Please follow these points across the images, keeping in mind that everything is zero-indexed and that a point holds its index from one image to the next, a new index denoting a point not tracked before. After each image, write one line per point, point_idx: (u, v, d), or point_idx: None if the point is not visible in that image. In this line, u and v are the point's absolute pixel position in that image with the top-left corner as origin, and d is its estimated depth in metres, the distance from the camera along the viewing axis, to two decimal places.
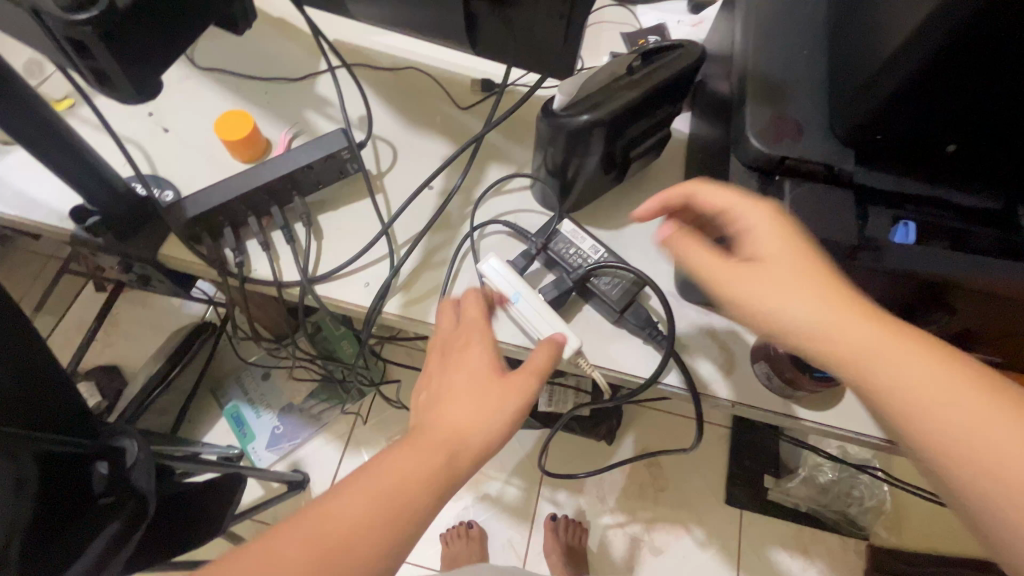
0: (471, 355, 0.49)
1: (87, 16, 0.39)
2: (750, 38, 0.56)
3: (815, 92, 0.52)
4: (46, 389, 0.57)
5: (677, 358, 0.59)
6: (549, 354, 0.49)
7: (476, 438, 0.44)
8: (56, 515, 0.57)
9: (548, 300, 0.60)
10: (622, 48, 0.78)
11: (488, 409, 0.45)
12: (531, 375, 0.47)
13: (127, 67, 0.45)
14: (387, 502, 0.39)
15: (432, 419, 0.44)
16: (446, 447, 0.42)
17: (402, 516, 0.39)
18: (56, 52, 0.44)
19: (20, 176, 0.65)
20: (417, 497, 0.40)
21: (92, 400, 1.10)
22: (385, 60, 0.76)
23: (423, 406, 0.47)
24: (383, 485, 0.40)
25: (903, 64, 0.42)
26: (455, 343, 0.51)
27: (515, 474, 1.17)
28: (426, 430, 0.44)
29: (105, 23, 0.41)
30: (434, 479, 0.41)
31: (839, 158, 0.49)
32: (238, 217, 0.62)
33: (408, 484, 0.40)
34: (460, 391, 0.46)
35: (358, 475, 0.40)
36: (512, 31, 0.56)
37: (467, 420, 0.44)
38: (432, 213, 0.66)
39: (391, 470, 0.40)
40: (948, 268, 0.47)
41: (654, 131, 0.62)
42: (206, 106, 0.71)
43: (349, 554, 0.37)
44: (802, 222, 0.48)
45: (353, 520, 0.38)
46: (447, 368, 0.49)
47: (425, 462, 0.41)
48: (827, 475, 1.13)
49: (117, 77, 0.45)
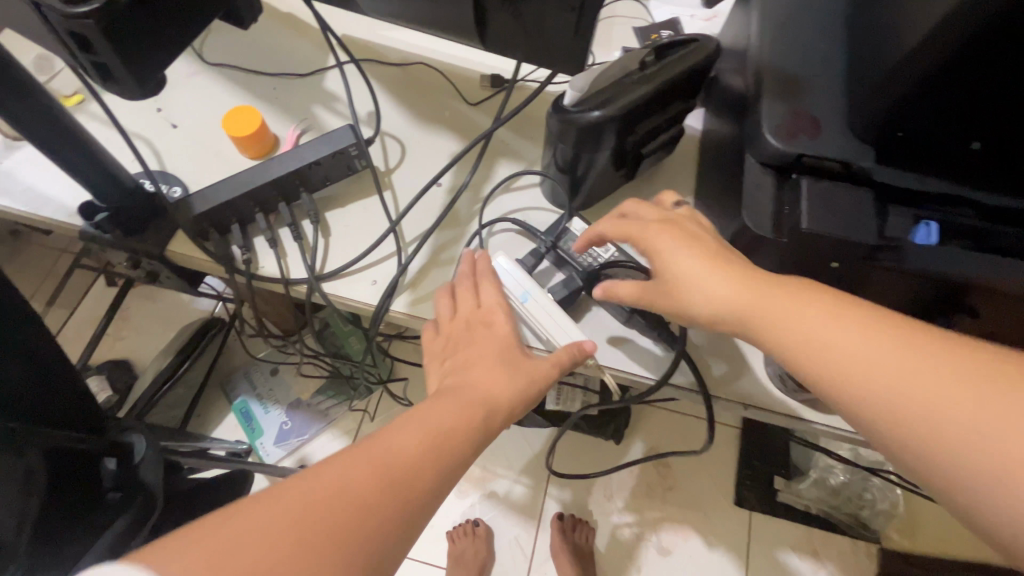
0: (496, 330, 0.54)
1: (88, 9, 0.36)
2: (766, 31, 0.54)
3: (834, 87, 0.51)
4: (56, 384, 0.57)
5: (688, 359, 0.58)
6: (571, 350, 0.53)
7: (505, 402, 0.48)
8: (71, 511, 0.57)
9: (558, 299, 0.59)
10: (633, 43, 0.77)
11: (515, 378, 0.50)
12: (553, 359, 0.52)
13: (131, 65, 0.41)
14: (439, 442, 0.42)
15: (468, 382, 0.48)
16: (482, 405, 0.47)
17: (451, 456, 0.42)
18: (59, 47, 0.41)
19: (31, 172, 0.65)
20: (462, 442, 0.43)
21: (103, 394, 1.11)
22: (394, 55, 0.75)
23: (449, 374, 0.50)
24: (434, 427, 0.43)
25: (925, 58, 0.41)
26: (479, 318, 0.55)
27: (522, 472, 1.16)
28: (464, 390, 0.47)
29: (107, 18, 0.37)
30: (474, 429, 0.45)
31: (858, 154, 0.47)
32: (246, 214, 0.62)
33: (454, 429, 0.44)
34: (490, 361, 0.50)
35: (406, 421, 0.43)
36: (522, 24, 0.55)
37: (499, 385, 0.49)
38: (441, 210, 0.66)
39: (436, 417, 0.44)
40: (970, 269, 0.46)
41: (666, 128, 0.61)
42: (214, 101, 0.71)
43: (412, 481, 0.39)
44: (822, 220, 0.47)
45: (413, 452, 0.40)
46: (474, 341, 0.53)
47: (467, 414, 0.45)
48: (838, 477, 1.13)
49: (120, 74, 0.41)
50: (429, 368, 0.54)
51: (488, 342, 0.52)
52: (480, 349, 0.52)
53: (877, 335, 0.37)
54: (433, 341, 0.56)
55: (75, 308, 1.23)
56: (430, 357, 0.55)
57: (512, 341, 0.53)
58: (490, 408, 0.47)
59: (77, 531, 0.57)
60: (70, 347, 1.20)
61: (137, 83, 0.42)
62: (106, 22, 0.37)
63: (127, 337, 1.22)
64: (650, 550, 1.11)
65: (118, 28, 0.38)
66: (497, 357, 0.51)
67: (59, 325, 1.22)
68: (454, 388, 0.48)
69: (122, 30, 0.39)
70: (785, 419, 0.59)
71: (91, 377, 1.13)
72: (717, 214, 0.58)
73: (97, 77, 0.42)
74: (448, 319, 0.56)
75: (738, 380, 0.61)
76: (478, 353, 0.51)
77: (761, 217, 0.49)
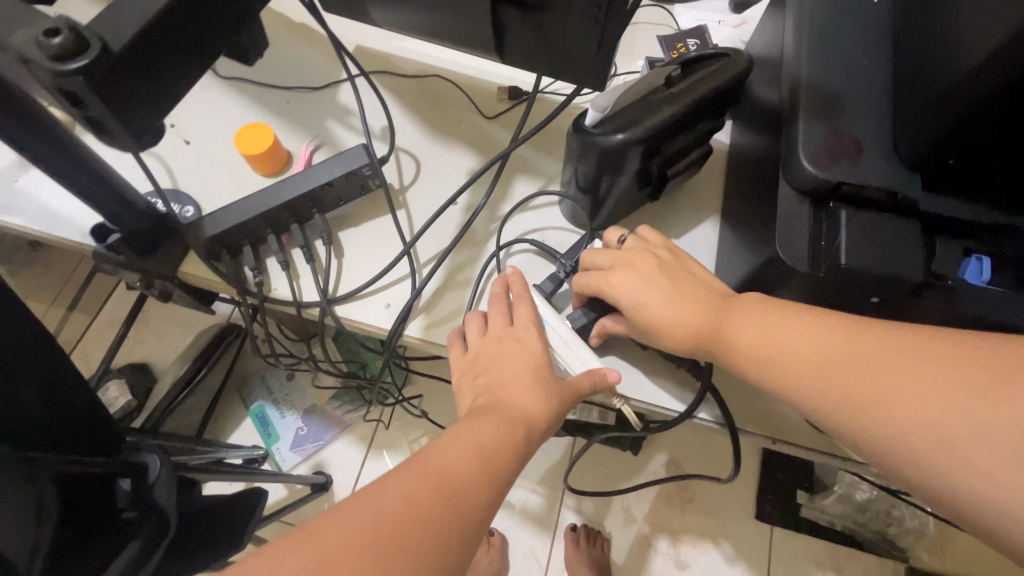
0: (529, 345, 0.51)
1: (80, 66, 0.33)
2: (802, 46, 0.51)
3: (876, 107, 0.48)
4: (65, 407, 0.57)
5: (714, 392, 0.56)
6: (592, 379, 0.50)
7: (543, 419, 0.46)
8: (79, 535, 0.57)
9: (577, 328, 0.57)
10: (658, 51, 0.74)
11: (551, 396, 0.47)
12: (578, 386, 0.49)
13: (126, 119, 0.37)
14: (486, 461, 0.41)
15: (504, 399, 0.46)
16: (522, 422, 0.44)
17: (499, 472, 0.41)
18: (48, 100, 0.38)
19: (44, 190, 0.65)
20: (508, 458, 0.42)
21: (122, 399, 1.10)
22: (409, 66, 0.73)
23: (483, 392, 0.48)
24: (475, 447, 0.41)
25: (987, 78, 0.38)
26: (511, 333, 0.52)
27: (538, 483, 1.14)
28: (502, 406, 0.45)
29: (98, 73, 0.34)
30: (518, 445, 0.43)
31: (902, 184, 0.44)
32: (257, 236, 0.60)
33: (499, 446, 0.42)
34: (524, 380, 0.47)
35: (449, 440, 0.41)
36: (543, 37, 0.52)
37: (535, 403, 0.46)
38: (456, 230, 0.64)
39: (478, 434, 0.42)
40: (1015, 316, 0.43)
41: (694, 147, 0.58)
42: (227, 117, 0.70)
43: (465, 499, 0.38)
44: (862, 255, 0.44)
45: (462, 471, 0.39)
46: (506, 357, 0.50)
47: (509, 431, 0.43)
48: (864, 493, 1.10)
49: (114, 129, 0.37)
50: (460, 386, 0.51)
51: (523, 358, 0.49)
52: (513, 365, 0.49)
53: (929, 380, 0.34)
54: (461, 359, 0.53)
55: (96, 314, 1.26)
56: (459, 374, 0.52)
57: (544, 359, 0.50)
58: (530, 425, 0.45)
59: (89, 555, 0.56)
60: (92, 352, 1.22)
61: (133, 138, 0.39)
62: (96, 78, 0.34)
63: (146, 342, 1.22)
64: (668, 563, 1.08)
65: (110, 84, 0.35)
66: (533, 373, 0.48)
67: (81, 329, 1.24)
68: (491, 405, 0.45)
69: (114, 83, 0.36)
70: (816, 455, 0.57)
71: (110, 383, 1.12)
72: (746, 235, 0.55)
73: (87, 130, 0.39)
74: (477, 336, 0.53)
75: (768, 412, 0.58)
76: (511, 370, 0.48)
77: (798, 251, 0.45)
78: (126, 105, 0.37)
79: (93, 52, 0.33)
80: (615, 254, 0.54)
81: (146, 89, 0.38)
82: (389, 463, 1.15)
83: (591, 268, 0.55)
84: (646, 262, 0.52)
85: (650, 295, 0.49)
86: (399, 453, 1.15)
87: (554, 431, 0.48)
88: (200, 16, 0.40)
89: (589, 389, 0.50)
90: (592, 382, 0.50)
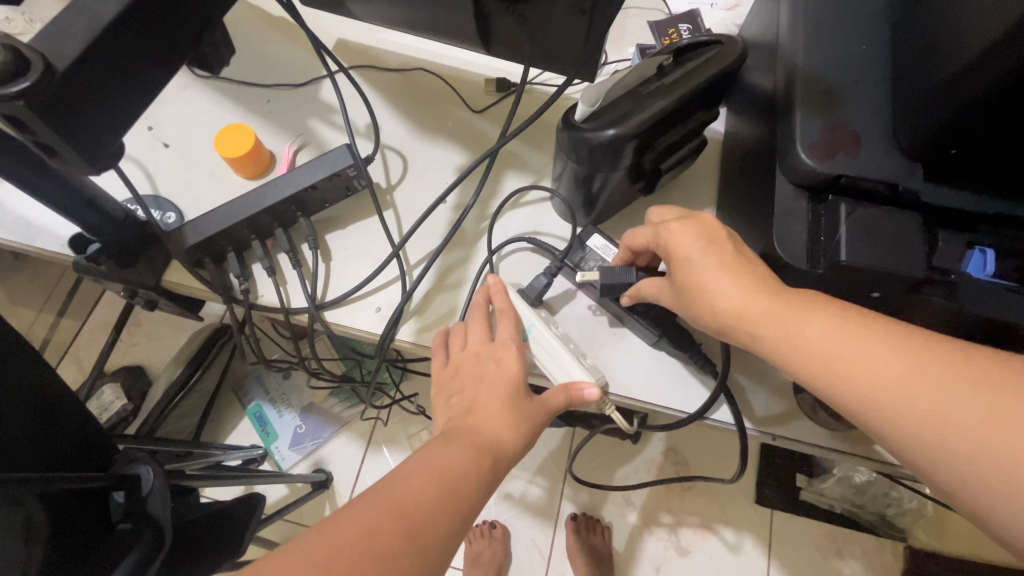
0: (506, 366, 0.49)
1: (26, 87, 0.32)
2: (798, 32, 0.49)
3: (876, 96, 0.46)
4: (48, 424, 0.55)
5: (728, 395, 0.55)
6: (566, 396, 0.49)
7: (512, 447, 0.45)
8: (69, 556, 0.55)
9: (602, 282, 0.54)
10: (649, 37, 0.71)
11: (522, 420, 0.46)
12: (551, 403, 0.48)
13: (75, 140, 0.37)
14: (451, 490, 0.40)
15: (473, 423, 0.45)
16: (489, 450, 0.43)
17: (462, 503, 0.39)
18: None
19: (19, 201, 0.63)
20: (474, 485, 0.41)
21: (117, 403, 1.07)
22: (392, 59, 0.71)
23: (456, 413, 0.47)
24: (441, 474, 0.40)
25: (990, 68, 0.37)
26: (490, 350, 0.50)
27: (537, 474, 1.14)
28: (469, 430, 0.44)
29: (42, 94, 0.33)
30: (484, 473, 0.42)
31: (901, 175, 0.43)
32: (242, 242, 0.59)
33: (463, 475, 0.41)
34: (495, 406, 0.46)
35: (413, 468, 0.40)
36: (529, 30, 0.50)
37: (504, 430, 0.45)
38: (446, 229, 0.62)
39: (442, 462, 0.41)
40: (1012, 312, 0.42)
41: (688, 139, 0.56)
42: (206, 119, 0.68)
43: (427, 530, 0.37)
44: (867, 252, 0.42)
45: (425, 501, 0.38)
46: (483, 378, 0.48)
47: (475, 460, 0.42)
48: (863, 476, 1.07)
49: (65, 151, 0.37)
50: (436, 401, 0.50)
51: (498, 379, 0.48)
52: (487, 388, 0.48)
53: (939, 396, 0.34)
54: (440, 372, 0.52)
55: (87, 317, 1.22)
56: (437, 388, 0.51)
57: (520, 382, 0.48)
58: (497, 453, 0.43)
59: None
60: (84, 355, 1.19)
61: (85, 158, 0.38)
62: (40, 103, 0.33)
63: (138, 345, 1.20)
64: (670, 550, 1.09)
65: (54, 108, 0.34)
66: (506, 398, 0.47)
67: (72, 333, 1.21)
68: (459, 430, 0.44)
69: (60, 106, 0.35)
70: (799, 444, 0.56)
71: (105, 387, 1.09)
72: (743, 228, 0.54)
73: (41, 153, 0.38)
74: (458, 349, 0.52)
75: (781, 385, 0.58)
76: (485, 392, 0.47)
77: (795, 247, 0.45)
78: (73, 123, 0.36)
79: (35, 72, 0.33)
80: (677, 211, 0.50)
81: (96, 110, 0.38)
82: (389, 459, 1.14)
83: (653, 221, 0.50)
84: (714, 219, 0.47)
85: (706, 255, 0.44)
86: (398, 449, 1.15)
87: (524, 454, 0.47)
88: (152, 27, 0.39)
89: (559, 409, 0.49)
90: (563, 402, 0.49)
